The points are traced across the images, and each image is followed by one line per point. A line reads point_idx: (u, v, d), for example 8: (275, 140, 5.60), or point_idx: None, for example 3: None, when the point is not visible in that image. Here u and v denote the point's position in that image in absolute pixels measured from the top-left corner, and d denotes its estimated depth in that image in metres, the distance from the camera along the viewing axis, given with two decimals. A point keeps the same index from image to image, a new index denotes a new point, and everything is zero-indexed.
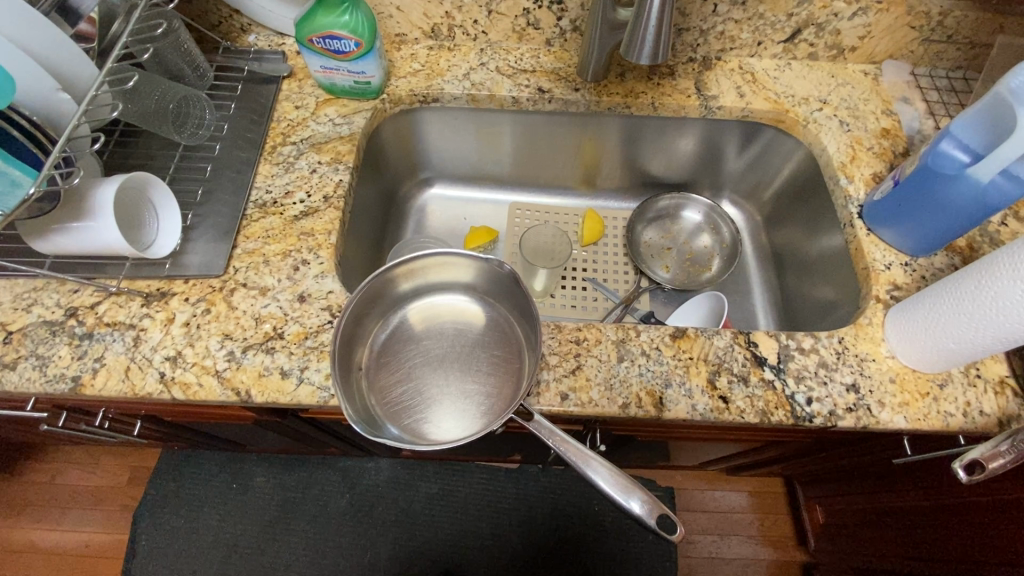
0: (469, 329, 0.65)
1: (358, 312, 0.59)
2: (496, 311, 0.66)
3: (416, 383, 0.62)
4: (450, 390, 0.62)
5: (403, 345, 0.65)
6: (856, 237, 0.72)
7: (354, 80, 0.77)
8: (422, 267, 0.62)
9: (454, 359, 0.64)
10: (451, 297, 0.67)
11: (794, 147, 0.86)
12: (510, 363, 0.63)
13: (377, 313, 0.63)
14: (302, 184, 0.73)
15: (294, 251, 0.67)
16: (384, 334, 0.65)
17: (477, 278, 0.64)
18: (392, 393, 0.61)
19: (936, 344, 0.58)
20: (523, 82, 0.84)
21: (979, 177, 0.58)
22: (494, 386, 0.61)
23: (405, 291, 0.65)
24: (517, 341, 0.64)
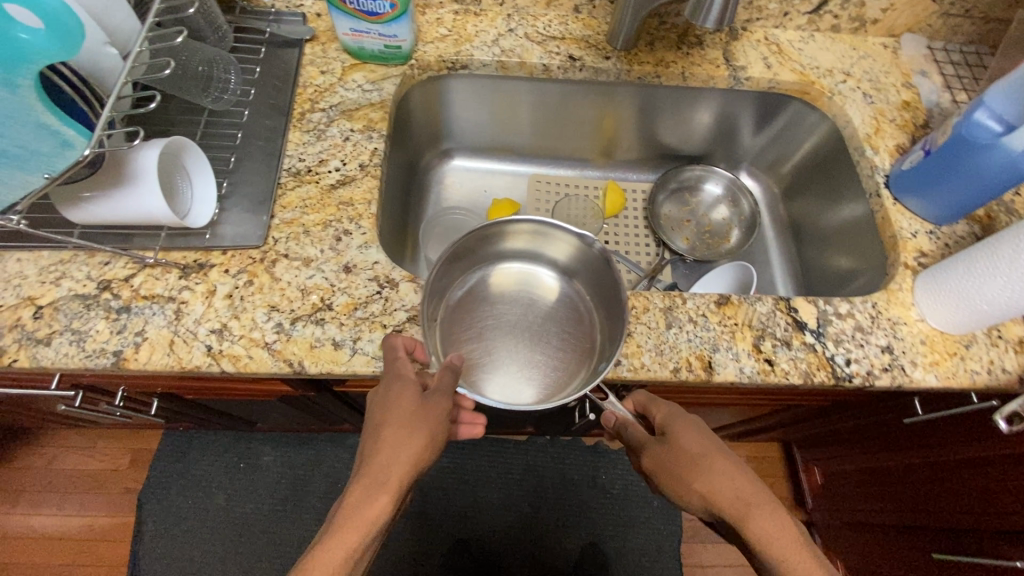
0: (544, 302, 0.68)
1: (447, 262, 0.63)
2: (573, 287, 0.69)
3: (487, 343, 0.65)
4: (516, 354, 0.65)
5: (479, 305, 0.67)
6: (883, 206, 0.74)
7: (384, 44, 0.74)
8: (516, 232, 0.65)
9: (524, 327, 0.67)
10: (533, 268, 0.69)
11: (818, 121, 0.87)
12: (579, 340, 0.66)
13: (460, 269, 0.66)
14: (336, 152, 0.70)
15: (334, 221, 0.65)
16: (462, 291, 0.68)
17: (565, 255, 0.67)
18: (464, 347, 0.64)
19: (971, 306, 0.61)
20: (553, 49, 0.83)
21: (1013, 147, 0.60)
22: (560, 361, 0.65)
23: (490, 252, 0.68)
24: (588, 322, 0.67)
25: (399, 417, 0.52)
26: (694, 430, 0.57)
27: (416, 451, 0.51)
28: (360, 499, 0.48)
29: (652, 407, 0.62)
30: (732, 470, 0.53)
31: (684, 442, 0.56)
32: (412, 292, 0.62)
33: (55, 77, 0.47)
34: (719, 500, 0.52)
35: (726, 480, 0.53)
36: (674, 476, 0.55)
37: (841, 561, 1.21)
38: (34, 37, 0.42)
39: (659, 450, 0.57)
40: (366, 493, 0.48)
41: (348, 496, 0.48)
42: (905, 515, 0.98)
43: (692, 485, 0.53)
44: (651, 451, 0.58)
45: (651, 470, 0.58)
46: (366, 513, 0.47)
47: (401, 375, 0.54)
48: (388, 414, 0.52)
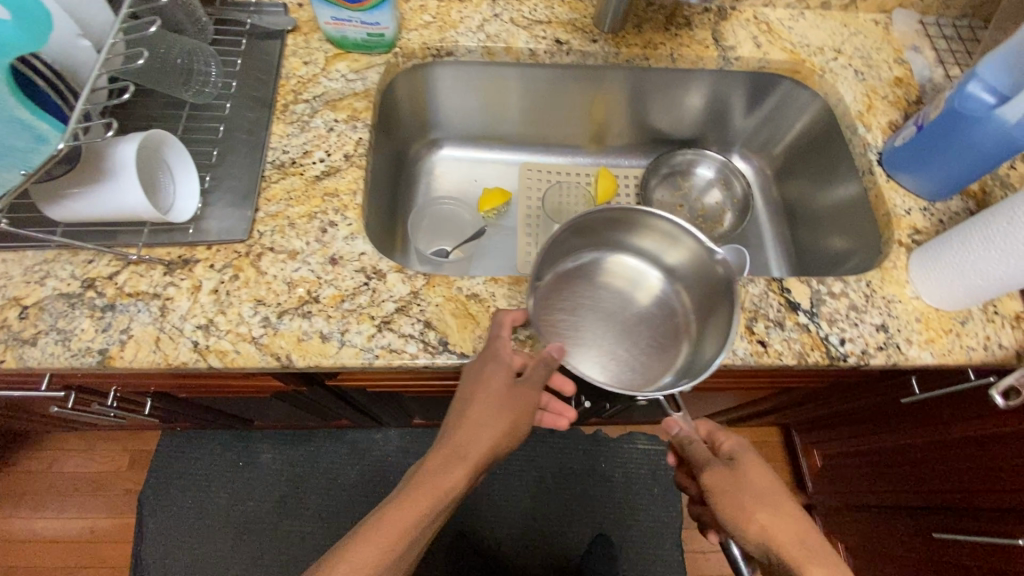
0: (641, 303, 0.76)
1: (573, 233, 0.72)
2: (675, 300, 0.76)
3: (581, 319, 0.73)
4: (602, 337, 0.72)
5: (584, 284, 0.76)
6: (876, 184, 0.73)
7: (367, 33, 0.73)
8: (648, 229, 0.73)
9: (618, 320, 0.75)
10: (644, 270, 0.78)
11: (809, 100, 0.86)
12: (661, 346, 0.73)
13: (580, 246, 0.75)
14: (320, 143, 0.69)
15: (319, 213, 0.65)
16: (573, 267, 0.76)
17: (680, 266, 0.74)
18: (559, 314, 0.73)
19: (967, 281, 0.60)
20: (539, 33, 0.81)
21: (1005, 119, 0.59)
22: (638, 360, 0.72)
23: (612, 240, 0.76)
24: (676, 334, 0.74)
25: (488, 401, 0.56)
26: (762, 468, 0.64)
27: (495, 434, 0.57)
28: (438, 470, 0.54)
29: (719, 435, 0.69)
30: (792, 513, 0.60)
31: (753, 477, 0.63)
32: (400, 283, 0.61)
33: (27, 71, 0.46)
34: (775, 535, 0.58)
35: (784, 521, 0.59)
36: (736, 502, 0.61)
37: (842, 544, 1.21)
38: (3, 28, 0.41)
39: (725, 473, 0.64)
40: (446, 463, 0.55)
41: (430, 460, 0.55)
42: (905, 496, 0.98)
43: (753, 515, 0.59)
44: (714, 471, 0.64)
45: (710, 487, 0.64)
46: (442, 480, 0.53)
47: (497, 359, 0.56)
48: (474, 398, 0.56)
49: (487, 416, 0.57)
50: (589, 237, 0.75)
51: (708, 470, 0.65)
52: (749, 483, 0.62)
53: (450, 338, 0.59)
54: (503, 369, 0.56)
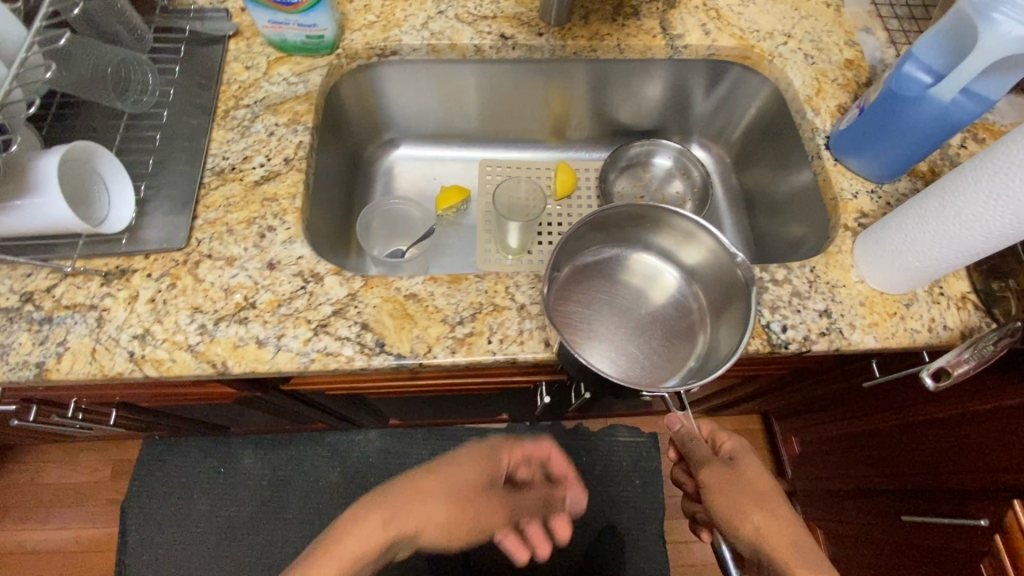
0: (660, 301, 0.73)
1: (593, 226, 0.68)
2: (693, 300, 0.72)
3: (595, 313, 0.71)
4: (615, 333, 0.70)
5: (603, 278, 0.73)
6: (824, 168, 0.73)
7: (306, 35, 0.73)
8: (671, 227, 0.69)
9: (633, 317, 0.72)
10: (664, 267, 0.74)
11: (760, 85, 0.85)
12: (674, 347, 0.70)
13: (600, 240, 0.72)
14: (260, 148, 0.69)
15: (258, 218, 0.65)
16: (593, 261, 0.73)
17: (700, 265, 0.70)
18: (572, 307, 0.71)
19: (904, 264, 0.59)
20: (484, 29, 0.80)
21: (941, 98, 0.58)
22: (649, 359, 0.69)
23: (634, 235, 0.73)
24: (690, 336, 0.71)
25: (442, 480, 0.61)
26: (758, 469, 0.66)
27: (429, 519, 0.57)
28: (359, 516, 0.55)
29: (721, 435, 0.71)
30: (781, 512, 0.62)
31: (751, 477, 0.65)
32: (338, 285, 0.61)
33: None
34: (767, 534, 0.60)
35: (776, 522, 0.61)
36: (733, 499, 0.63)
37: (820, 529, 1.21)
38: None
39: (722, 471, 0.66)
40: (364, 516, 0.55)
41: (352, 512, 0.56)
42: (887, 479, 0.98)
43: (749, 514, 0.61)
44: (712, 469, 0.66)
45: (708, 483, 0.66)
46: (350, 533, 0.53)
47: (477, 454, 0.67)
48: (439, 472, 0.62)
49: (440, 494, 0.60)
50: (610, 231, 0.71)
51: (705, 467, 0.67)
52: (747, 484, 0.64)
53: (387, 339, 0.59)
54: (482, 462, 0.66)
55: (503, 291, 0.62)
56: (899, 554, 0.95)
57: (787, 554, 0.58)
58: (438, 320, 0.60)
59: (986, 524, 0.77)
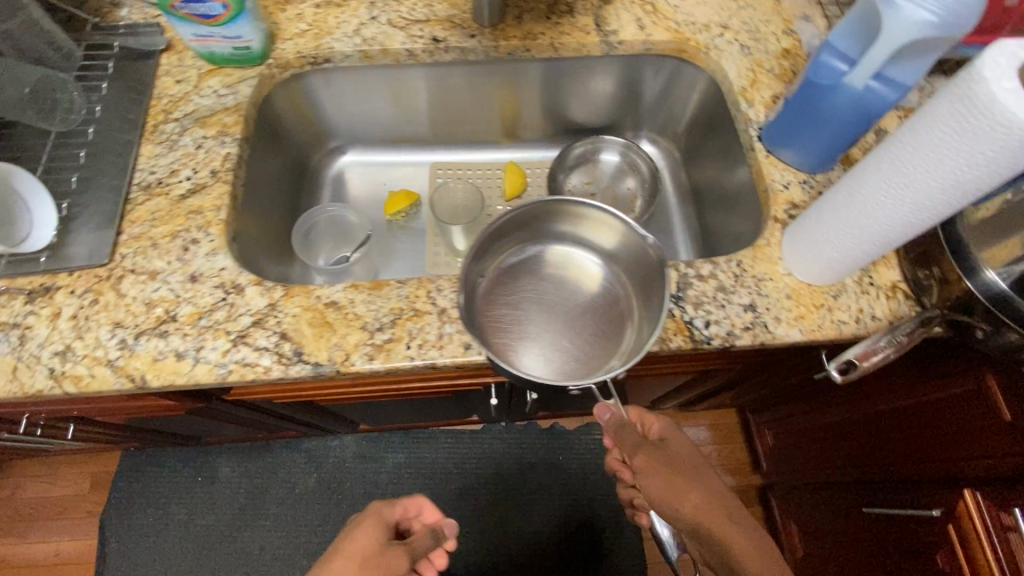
0: (588, 292, 0.72)
1: (506, 225, 0.68)
2: (619, 287, 0.72)
3: (523, 313, 0.70)
4: (546, 331, 0.69)
5: (527, 277, 0.72)
6: (757, 160, 0.71)
7: (232, 47, 0.73)
8: (583, 216, 0.69)
9: (563, 311, 0.71)
10: (587, 258, 0.73)
11: (697, 76, 0.84)
12: (607, 335, 0.69)
13: (519, 238, 0.71)
14: (187, 161, 0.69)
15: (182, 231, 0.65)
16: (516, 261, 0.72)
17: (621, 250, 0.70)
18: (499, 310, 0.69)
19: (825, 256, 0.58)
20: (416, 33, 0.80)
21: (854, 86, 0.58)
22: (582, 352, 0.68)
23: (552, 229, 0.72)
24: (622, 322, 0.70)
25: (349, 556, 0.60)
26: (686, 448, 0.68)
27: None
28: None
29: (649, 417, 0.72)
30: (712, 487, 0.63)
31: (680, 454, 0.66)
32: (258, 296, 0.61)
33: None
34: (705, 512, 0.61)
35: (711, 499, 0.62)
36: (671, 479, 0.62)
37: (792, 522, 1.21)
38: None
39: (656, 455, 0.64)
40: None
41: None
42: (853, 471, 0.97)
43: (688, 493, 0.61)
44: (647, 453, 0.64)
45: (643, 466, 0.63)
46: None
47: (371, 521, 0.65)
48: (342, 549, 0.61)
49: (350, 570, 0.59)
50: (527, 228, 0.71)
51: (638, 453, 0.65)
52: (681, 462, 0.65)
53: (305, 348, 0.59)
54: (374, 529, 0.64)
55: (425, 296, 0.61)
56: (861, 546, 0.95)
57: (723, 528, 0.60)
58: (357, 328, 0.60)
59: (939, 515, 0.77)
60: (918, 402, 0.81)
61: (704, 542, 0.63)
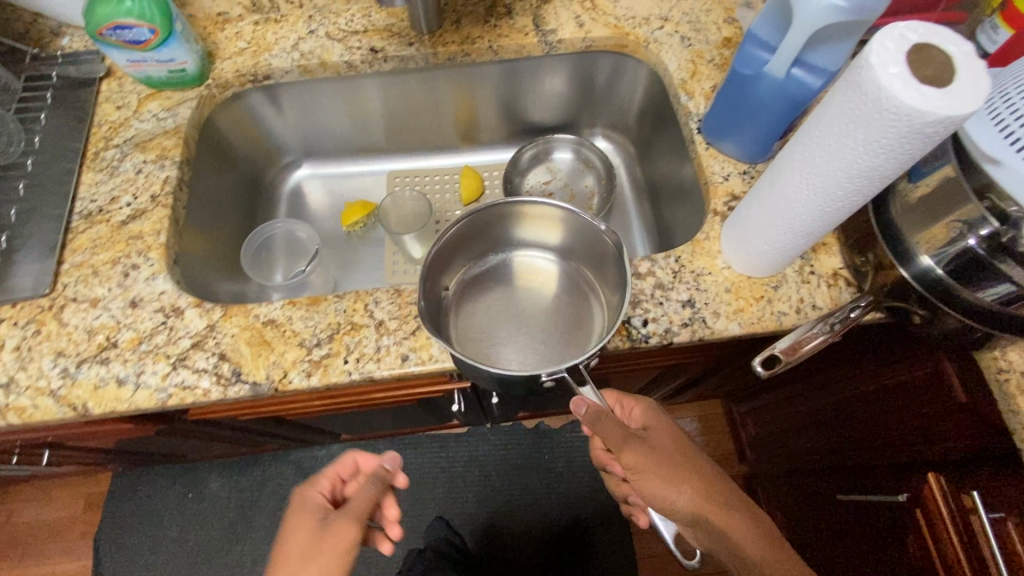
0: (555, 290, 0.73)
1: (450, 243, 0.67)
2: (585, 281, 0.72)
3: (493, 322, 0.70)
4: (517, 336, 0.69)
5: (491, 285, 0.73)
6: (697, 152, 0.71)
7: (167, 70, 0.74)
8: (536, 218, 0.68)
9: (532, 313, 0.71)
10: (540, 256, 0.74)
11: (638, 68, 0.84)
12: (580, 325, 0.70)
13: (468, 253, 0.71)
14: (128, 187, 0.70)
15: (122, 258, 0.65)
16: (479, 271, 0.73)
17: (579, 246, 0.70)
18: (468, 322, 0.70)
19: (761, 250, 0.58)
20: (354, 44, 0.81)
21: (776, 74, 0.57)
22: (559, 346, 0.69)
23: (509, 236, 0.72)
24: (592, 309, 0.71)
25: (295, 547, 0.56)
26: (667, 432, 0.65)
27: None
28: None
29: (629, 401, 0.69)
30: (703, 473, 0.61)
31: (664, 442, 0.63)
32: (197, 318, 0.61)
33: None
34: (703, 502, 0.59)
35: (704, 486, 0.60)
36: (664, 472, 0.59)
37: (779, 516, 1.18)
38: None
39: (648, 450, 0.60)
40: None
41: None
42: (828, 457, 0.95)
43: (682, 485, 0.59)
44: (637, 449, 0.59)
45: (635, 463, 0.58)
46: None
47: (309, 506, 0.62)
48: (285, 551, 0.57)
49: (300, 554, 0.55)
50: (484, 238, 0.71)
51: (626, 450, 0.59)
52: (669, 452, 0.62)
53: (244, 368, 0.59)
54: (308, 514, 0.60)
55: (362, 309, 0.61)
56: (842, 535, 0.94)
57: (722, 517, 0.59)
58: (295, 345, 0.60)
59: (905, 500, 0.76)
60: (878, 386, 0.80)
61: (699, 531, 0.61)
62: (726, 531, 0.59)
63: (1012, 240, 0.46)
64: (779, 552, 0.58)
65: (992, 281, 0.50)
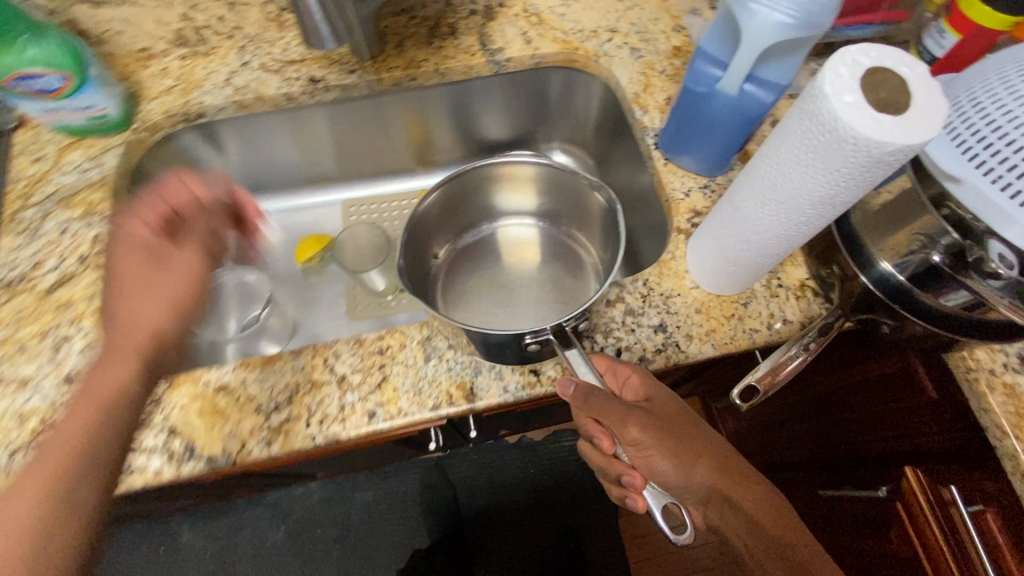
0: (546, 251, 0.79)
1: (431, 217, 0.71)
2: (576, 243, 0.78)
3: (489, 285, 0.77)
4: (513, 294, 0.76)
5: (483, 252, 0.80)
6: (655, 168, 0.69)
7: (87, 117, 0.68)
8: (524, 187, 0.74)
9: (527, 274, 0.78)
10: (521, 223, 0.80)
11: (591, 82, 0.82)
12: (571, 283, 0.77)
13: (451, 228, 0.76)
14: (52, 250, 0.64)
15: (52, 329, 0.60)
16: (472, 240, 0.79)
17: (568, 211, 0.76)
18: (464, 285, 0.77)
19: (727, 272, 0.57)
20: (292, 75, 0.77)
21: (729, 92, 0.56)
22: (554, 301, 0.75)
23: (498, 208, 0.78)
24: (581, 265, 0.78)
25: (131, 287, 0.56)
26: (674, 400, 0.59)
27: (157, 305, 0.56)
28: (102, 376, 0.53)
29: (620, 369, 0.56)
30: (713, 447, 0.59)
31: (671, 415, 0.58)
32: None
33: None
34: (715, 476, 0.57)
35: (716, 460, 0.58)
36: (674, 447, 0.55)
37: None
38: None
39: (656, 424, 0.56)
40: (108, 366, 0.53)
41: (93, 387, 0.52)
42: (808, 452, 0.96)
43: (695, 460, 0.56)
44: (642, 421, 0.54)
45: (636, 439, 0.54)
46: (109, 377, 0.52)
47: (132, 238, 0.60)
48: (122, 294, 0.57)
49: (145, 287, 0.57)
50: (474, 211, 0.77)
51: (631, 425, 0.53)
52: (678, 426, 0.58)
53: (197, 442, 0.54)
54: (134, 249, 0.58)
55: (322, 365, 0.58)
56: (829, 527, 0.96)
57: (737, 488, 0.57)
58: (251, 411, 0.56)
59: (886, 494, 0.78)
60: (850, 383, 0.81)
61: (713, 511, 0.58)
62: (745, 506, 0.57)
63: (980, 259, 0.46)
64: (790, 522, 0.58)
65: (951, 288, 0.50)
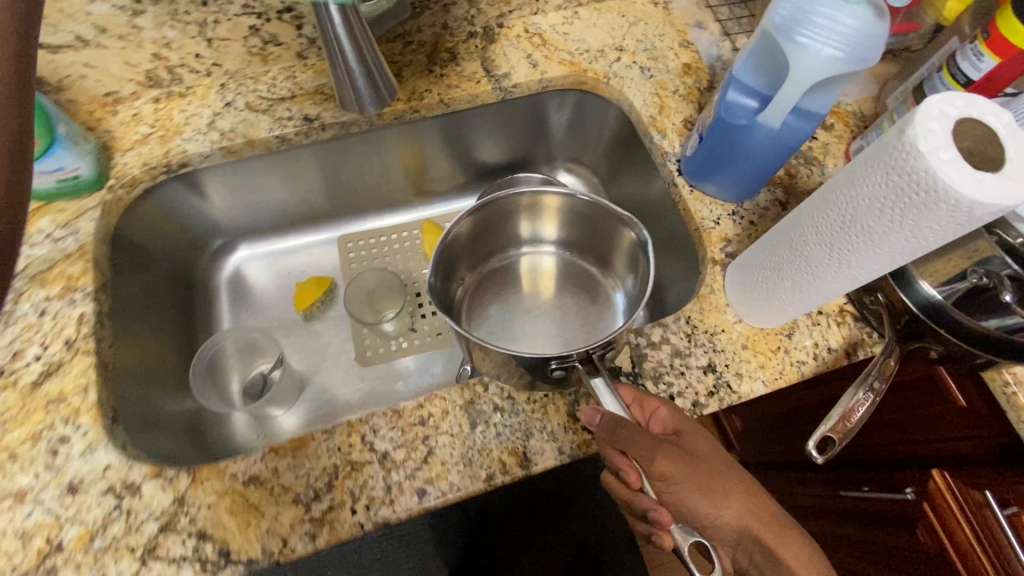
0: (569, 282, 0.75)
1: (462, 242, 0.67)
2: (602, 275, 0.74)
3: (510, 314, 0.74)
4: (533, 324, 0.73)
5: (507, 280, 0.75)
6: (681, 196, 0.67)
7: (56, 181, 0.61)
8: (552, 214, 0.70)
9: (549, 304, 0.74)
10: (541, 251, 0.76)
11: (602, 104, 0.79)
12: (593, 315, 0.73)
13: (474, 255, 0.72)
14: (31, 335, 0.57)
15: (44, 430, 0.53)
16: (497, 267, 0.75)
17: (594, 240, 0.72)
18: (485, 314, 0.73)
19: (775, 309, 0.56)
20: (283, 114, 0.70)
21: (770, 124, 0.54)
22: (575, 333, 0.72)
23: (522, 233, 0.74)
24: (604, 296, 0.74)
25: None
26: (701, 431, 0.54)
27: None
28: None
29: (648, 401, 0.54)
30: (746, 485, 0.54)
31: (701, 447, 0.53)
32: (160, 492, 0.51)
33: None
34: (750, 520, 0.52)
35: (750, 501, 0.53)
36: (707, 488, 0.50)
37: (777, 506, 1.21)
38: None
39: (681, 454, 0.51)
40: None
41: None
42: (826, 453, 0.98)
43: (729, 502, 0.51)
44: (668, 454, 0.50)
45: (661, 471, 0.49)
46: None
47: None
48: None
49: None
50: (499, 237, 0.72)
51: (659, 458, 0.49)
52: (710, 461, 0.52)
53: (232, 545, 0.49)
54: None
55: (360, 443, 0.53)
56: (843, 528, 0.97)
57: (773, 535, 0.51)
58: (289, 503, 0.51)
59: (913, 495, 0.78)
60: None
61: (743, 552, 0.53)
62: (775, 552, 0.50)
63: None
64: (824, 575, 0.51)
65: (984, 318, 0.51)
